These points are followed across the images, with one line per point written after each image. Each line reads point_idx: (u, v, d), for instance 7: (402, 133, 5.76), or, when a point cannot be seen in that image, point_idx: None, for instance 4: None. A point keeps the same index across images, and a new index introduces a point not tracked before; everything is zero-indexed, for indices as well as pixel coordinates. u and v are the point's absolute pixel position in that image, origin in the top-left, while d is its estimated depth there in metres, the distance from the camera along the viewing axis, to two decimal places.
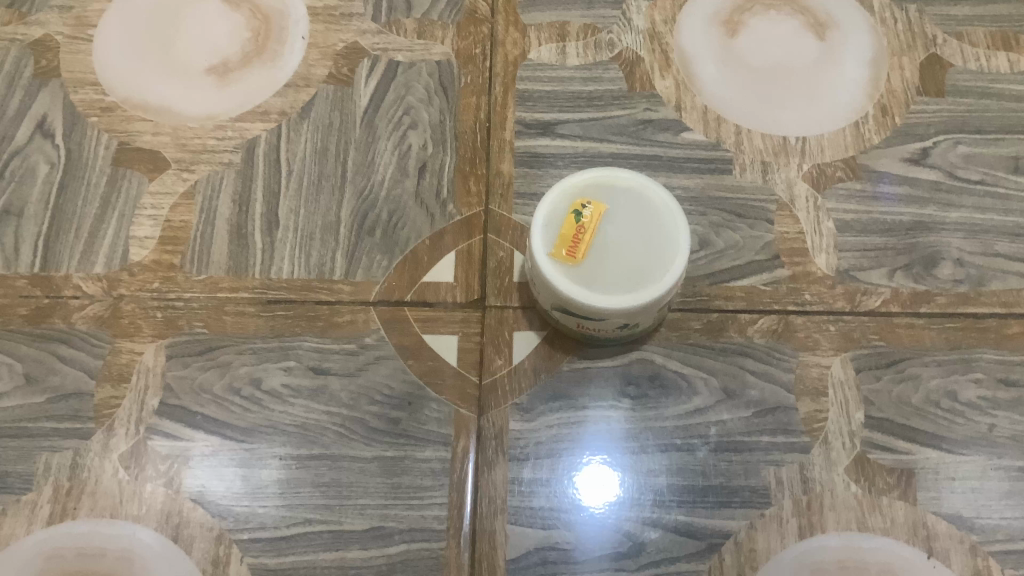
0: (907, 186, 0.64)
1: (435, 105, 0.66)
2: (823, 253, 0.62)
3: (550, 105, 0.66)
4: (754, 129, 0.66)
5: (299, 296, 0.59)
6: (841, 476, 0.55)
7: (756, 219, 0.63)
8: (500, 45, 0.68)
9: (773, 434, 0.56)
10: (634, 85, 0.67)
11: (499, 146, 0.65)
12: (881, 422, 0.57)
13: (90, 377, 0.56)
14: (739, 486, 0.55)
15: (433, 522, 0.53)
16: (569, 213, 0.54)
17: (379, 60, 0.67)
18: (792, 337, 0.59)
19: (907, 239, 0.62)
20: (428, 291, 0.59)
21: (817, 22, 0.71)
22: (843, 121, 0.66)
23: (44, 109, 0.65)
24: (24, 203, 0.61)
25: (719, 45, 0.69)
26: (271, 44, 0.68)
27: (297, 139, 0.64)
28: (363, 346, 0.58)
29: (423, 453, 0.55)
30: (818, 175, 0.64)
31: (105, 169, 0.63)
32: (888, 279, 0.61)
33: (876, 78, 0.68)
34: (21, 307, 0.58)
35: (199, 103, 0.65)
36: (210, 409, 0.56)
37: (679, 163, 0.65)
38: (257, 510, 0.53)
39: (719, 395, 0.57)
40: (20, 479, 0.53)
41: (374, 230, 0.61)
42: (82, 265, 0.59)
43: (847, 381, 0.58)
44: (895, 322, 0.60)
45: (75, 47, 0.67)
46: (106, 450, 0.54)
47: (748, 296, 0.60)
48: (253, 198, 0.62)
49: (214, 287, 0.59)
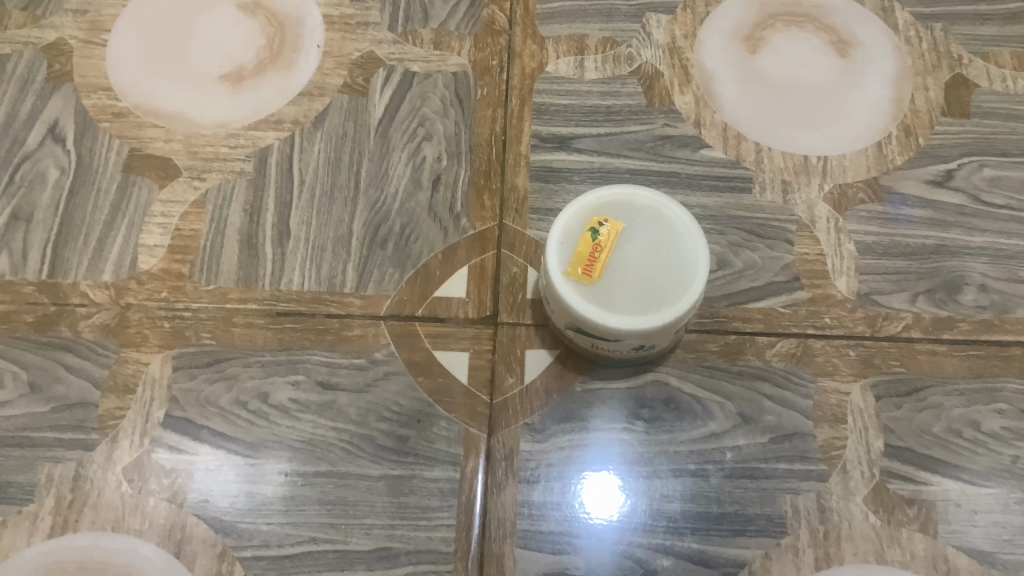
0: (930, 208, 0.63)
1: (451, 117, 0.65)
2: (843, 276, 0.60)
3: (567, 119, 0.65)
4: (775, 147, 0.65)
5: (309, 309, 0.58)
6: (859, 507, 0.54)
7: (775, 240, 0.61)
8: (518, 57, 0.68)
9: (790, 461, 0.55)
10: (653, 100, 0.66)
11: (515, 160, 0.64)
12: (901, 451, 0.55)
13: (95, 387, 0.55)
14: (754, 514, 0.54)
15: (440, 544, 0.52)
16: (586, 230, 0.53)
17: (395, 70, 0.67)
18: (810, 362, 0.58)
19: (930, 263, 0.61)
20: (440, 306, 0.58)
21: (840, 40, 0.69)
22: (865, 141, 0.65)
23: (56, 114, 0.64)
24: (33, 208, 0.61)
25: (739, 62, 0.68)
26: (285, 52, 0.67)
27: (310, 149, 0.63)
28: (373, 361, 0.57)
29: (431, 472, 0.54)
30: (839, 196, 0.63)
31: (116, 176, 0.62)
32: (909, 304, 0.60)
33: (900, 97, 0.67)
34: (27, 314, 0.57)
35: (212, 111, 0.65)
36: (216, 423, 0.55)
37: (697, 181, 0.63)
38: (261, 527, 0.52)
39: (735, 420, 0.56)
40: (22, 489, 0.52)
41: (386, 243, 0.60)
42: (90, 272, 0.59)
43: (867, 408, 0.56)
44: (916, 349, 0.58)
45: (89, 51, 0.67)
46: (109, 462, 0.53)
47: (767, 319, 0.59)
48: (264, 208, 0.61)
49: (223, 297, 0.58)
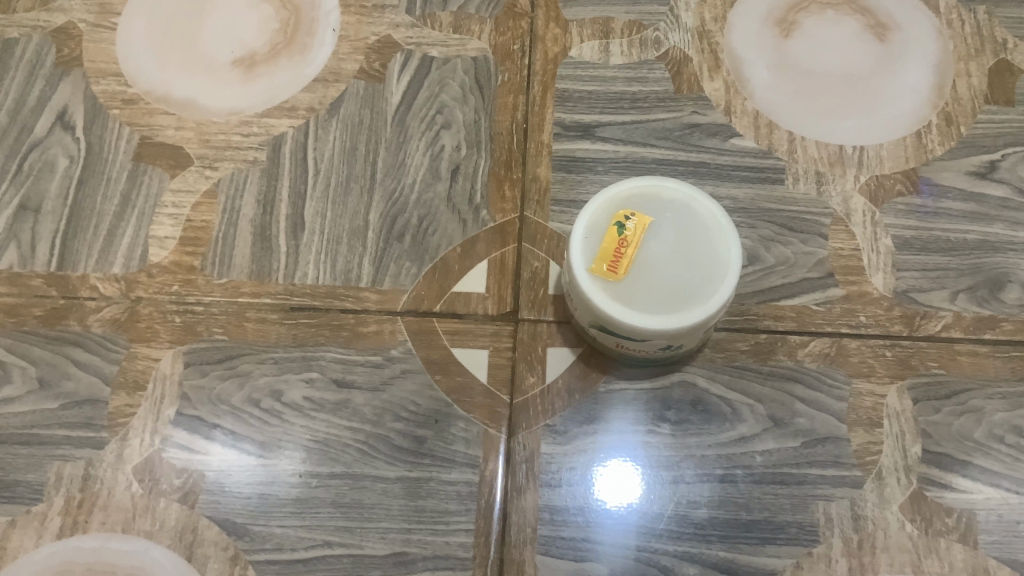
0: (972, 201, 0.60)
1: (470, 104, 0.63)
2: (879, 272, 0.58)
3: (591, 107, 0.63)
4: (809, 136, 0.62)
5: (323, 304, 0.56)
6: (895, 515, 0.52)
7: (809, 234, 0.59)
8: (540, 41, 0.65)
9: (823, 466, 0.53)
10: (681, 86, 0.64)
11: (537, 149, 0.61)
12: (939, 457, 0.53)
13: (105, 383, 0.54)
14: (784, 522, 0.51)
15: (458, 549, 0.51)
16: (611, 225, 0.50)
17: (413, 54, 0.64)
18: (844, 362, 0.55)
19: (972, 259, 0.58)
20: (459, 302, 0.56)
21: (878, 24, 0.66)
22: (903, 131, 0.62)
23: (65, 100, 0.62)
24: (41, 198, 0.59)
25: (772, 47, 0.65)
26: (300, 36, 0.65)
27: (325, 137, 0.61)
28: (389, 358, 0.55)
29: (449, 475, 0.52)
30: (875, 189, 0.60)
31: (126, 165, 0.60)
32: (949, 302, 0.57)
33: (941, 84, 0.64)
34: (36, 308, 0.56)
35: (225, 98, 0.63)
36: (228, 421, 0.53)
37: (727, 171, 0.61)
38: (274, 530, 0.51)
39: (765, 423, 0.54)
40: (30, 488, 0.51)
41: (403, 236, 0.58)
42: (99, 265, 0.57)
43: (904, 411, 0.54)
44: (956, 350, 0.56)
45: (99, 35, 0.65)
46: (119, 462, 0.52)
47: (799, 317, 0.56)
48: (278, 198, 0.59)
49: (236, 291, 0.56)
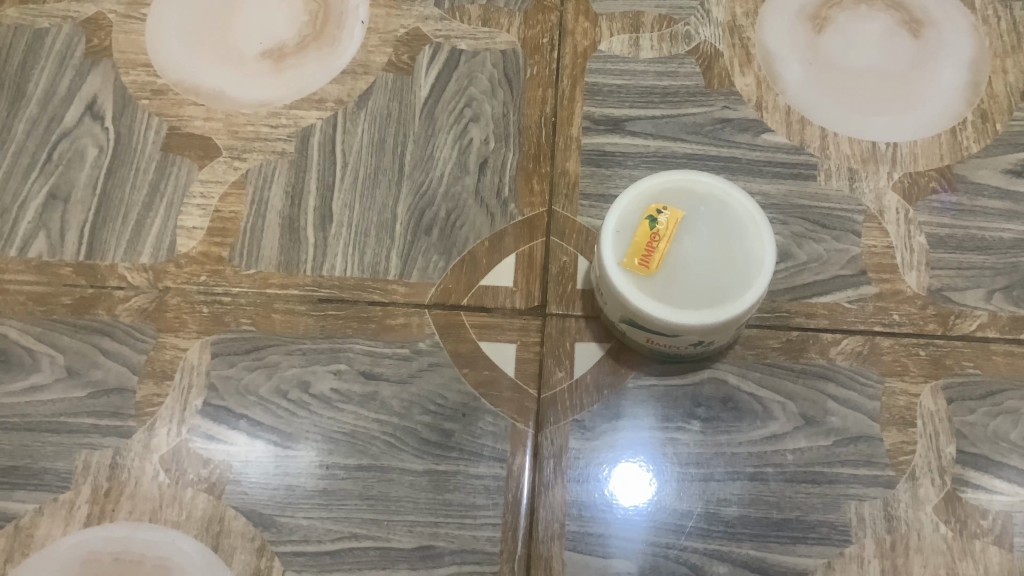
0: (1009, 200, 0.59)
1: (499, 97, 0.62)
2: (913, 271, 0.57)
3: (620, 101, 0.62)
4: (842, 133, 0.61)
5: (351, 296, 0.56)
6: (929, 516, 0.51)
7: (841, 231, 0.58)
8: (570, 35, 0.64)
9: (856, 466, 0.52)
10: (712, 81, 0.63)
11: (565, 143, 0.61)
12: (973, 458, 0.52)
13: (133, 373, 0.54)
14: (816, 521, 0.51)
15: (485, 544, 0.50)
16: (643, 219, 0.50)
17: (441, 48, 0.64)
18: (877, 361, 0.54)
19: (1008, 258, 0.57)
20: (486, 295, 0.56)
21: (912, 20, 0.65)
22: (937, 128, 0.61)
23: (95, 90, 0.62)
24: (71, 187, 0.59)
25: (805, 42, 0.64)
26: (329, 28, 0.65)
27: (354, 129, 0.61)
28: (417, 351, 0.54)
29: (476, 469, 0.52)
30: (909, 186, 0.59)
31: (155, 155, 0.60)
32: (984, 301, 0.56)
33: (976, 81, 0.63)
34: (64, 297, 0.56)
35: (255, 89, 0.63)
36: (255, 412, 0.53)
37: (759, 167, 0.60)
38: (300, 522, 0.50)
39: (797, 421, 0.53)
40: (58, 476, 0.51)
41: (432, 228, 0.58)
42: (128, 255, 0.57)
43: (938, 412, 0.53)
44: (992, 350, 0.55)
45: (128, 26, 0.65)
46: (146, 451, 0.52)
47: (831, 314, 0.56)
48: (306, 190, 0.59)
49: (264, 283, 0.56)
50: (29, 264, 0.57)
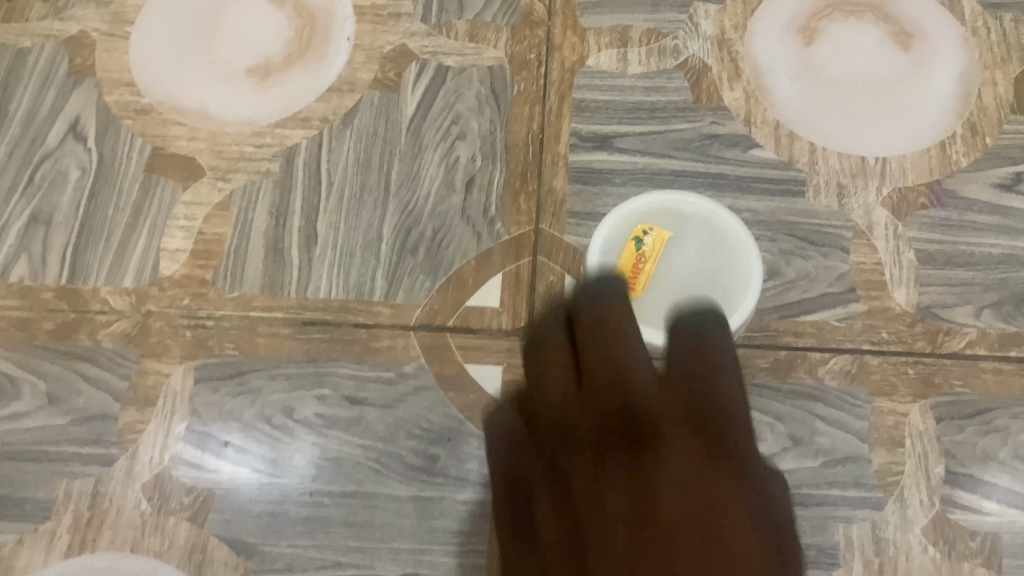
0: (998, 214, 0.58)
1: (486, 114, 0.62)
2: (902, 287, 0.56)
3: (608, 117, 0.62)
4: (831, 147, 0.61)
5: (336, 317, 0.55)
6: (917, 538, 0.51)
7: (830, 248, 0.58)
8: (557, 50, 0.64)
9: (845, 487, 0.52)
10: (700, 95, 0.62)
11: (553, 160, 0.60)
12: (962, 478, 0.52)
13: (116, 399, 0.53)
14: (804, 545, 0.51)
15: (470, 571, 0.50)
16: (629, 241, 0.50)
17: (428, 64, 0.63)
18: (866, 380, 0.54)
19: (997, 274, 0.57)
20: (472, 316, 0.55)
21: (901, 32, 0.64)
22: (927, 142, 0.60)
23: (78, 110, 0.62)
24: (54, 209, 0.59)
25: (794, 54, 0.64)
26: (315, 44, 0.64)
27: (339, 148, 0.60)
28: (402, 374, 0.54)
29: (462, 494, 0.51)
30: (898, 201, 0.59)
31: (139, 176, 0.60)
32: (974, 317, 0.56)
33: (966, 94, 0.62)
34: (46, 321, 0.55)
35: (240, 107, 0.62)
36: (239, 438, 0.52)
37: (747, 183, 0.60)
38: (284, 550, 0.50)
39: (786, 442, 0.53)
40: (38, 506, 0.51)
41: (417, 248, 0.57)
42: (111, 278, 0.57)
43: (927, 431, 0.53)
44: (982, 367, 0.54)
45: (112, 45, 0.64)
46: (128, 479, 0.51)
47: (820, 333, 0.55)
48: (291, 210, 0.58)
49: (248, 305, 0.56)
50: (11, 289, 0.56)
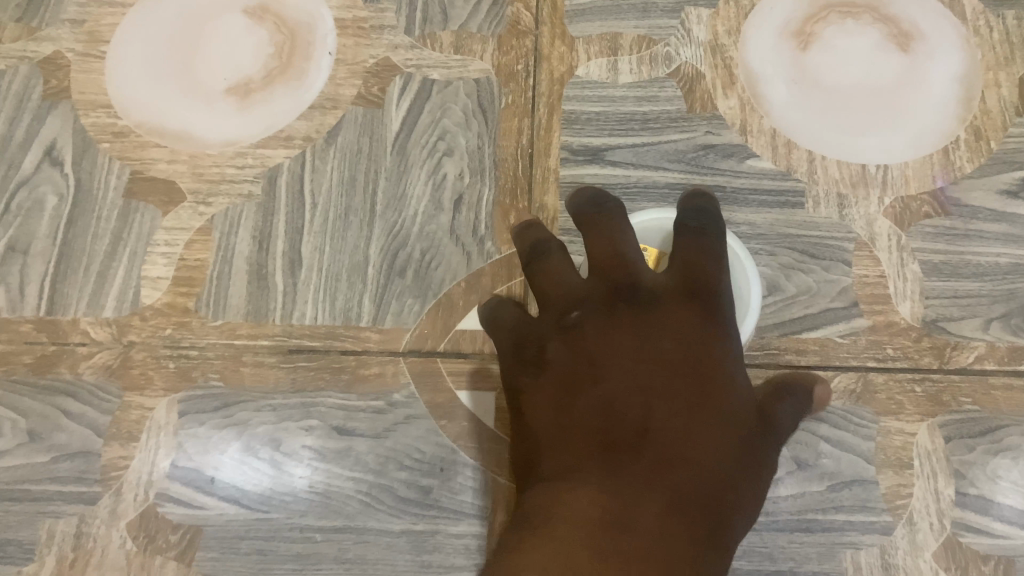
0: (1004, 221, 0.57)
1: (473, 128, 0.60)
2: (906, 300, 0.55)
3: (600, 128, 0.60)
4: (831, 156, 0.59)
5: (322, 345, 0.54)
6: (927, 564, 0.49)
7: (831, 261, 0.56)
8: (546, 60, 0.61)
9: (850, 512, 0.50)
10: (694, 104, 0.60)
11: (543, 175, 0.58)
12: (972, 499, 0.50)
13: (99, 435, 0.52)
14: (808, 572, 0.49)
15: None
16: None
17: (413, 77, 0.61)
18: (871, 399, 0.52)
19: (1005, 285, 0.55)
20: (464, 340, 0.54)
21: (900, 33, 0.61)
22: (929, 149, 0.58)
23: (54, 134, 0.60)
24: (31, 239, 0.57)
25: (793, 60, 0.61)
26: (296, 60, 0.61)
27: (323, 168, 0.58)
28: (392, 403, 0.52)
29: (456, 527, 0.50)
30: (902, 211, 0.57)
31: (118, 202, 0.58)
32: (981, 331, 0.54)
33: (968, 97, 0.59)
34: (24, 355, 0.54)
35: (221, 128, 0.60)
36: (226, 473, 0.51)
37: (744, 196, 0.58)
38: None
39: (789, 466, 0.51)
40: (21, 548, 0.50)
41: (405, 271, 0.56)
42: (90, 309, 0.55)
43: (935, 451, 0.51)
44: (991, 383, 0.53)
45: (88, 65, 0.61)
46: (113, 518, 0.50)
47: (822, 351, 0.54)
48: (274, 235, 0.57)
49: (232, 334, 0.54)
50: None
